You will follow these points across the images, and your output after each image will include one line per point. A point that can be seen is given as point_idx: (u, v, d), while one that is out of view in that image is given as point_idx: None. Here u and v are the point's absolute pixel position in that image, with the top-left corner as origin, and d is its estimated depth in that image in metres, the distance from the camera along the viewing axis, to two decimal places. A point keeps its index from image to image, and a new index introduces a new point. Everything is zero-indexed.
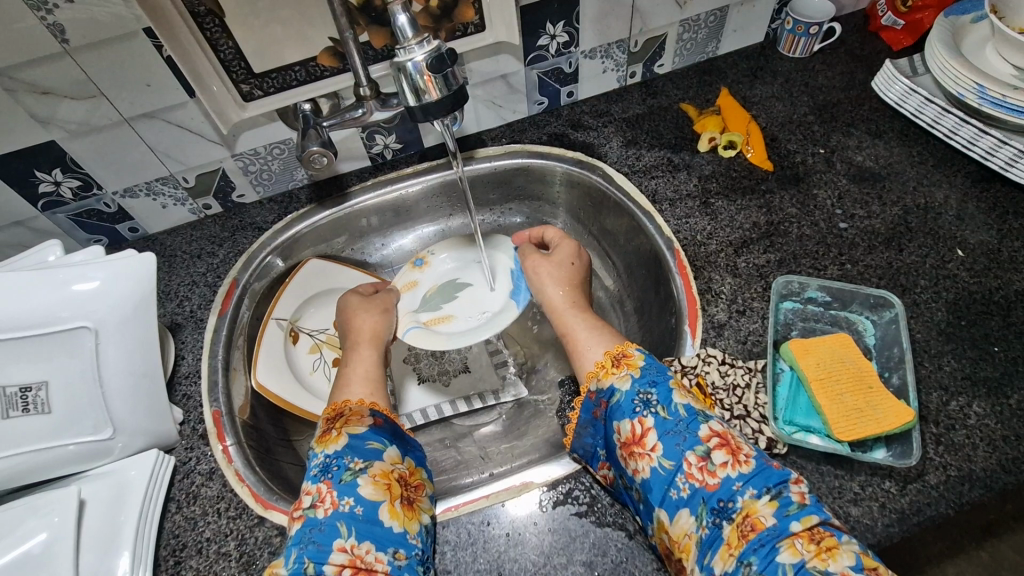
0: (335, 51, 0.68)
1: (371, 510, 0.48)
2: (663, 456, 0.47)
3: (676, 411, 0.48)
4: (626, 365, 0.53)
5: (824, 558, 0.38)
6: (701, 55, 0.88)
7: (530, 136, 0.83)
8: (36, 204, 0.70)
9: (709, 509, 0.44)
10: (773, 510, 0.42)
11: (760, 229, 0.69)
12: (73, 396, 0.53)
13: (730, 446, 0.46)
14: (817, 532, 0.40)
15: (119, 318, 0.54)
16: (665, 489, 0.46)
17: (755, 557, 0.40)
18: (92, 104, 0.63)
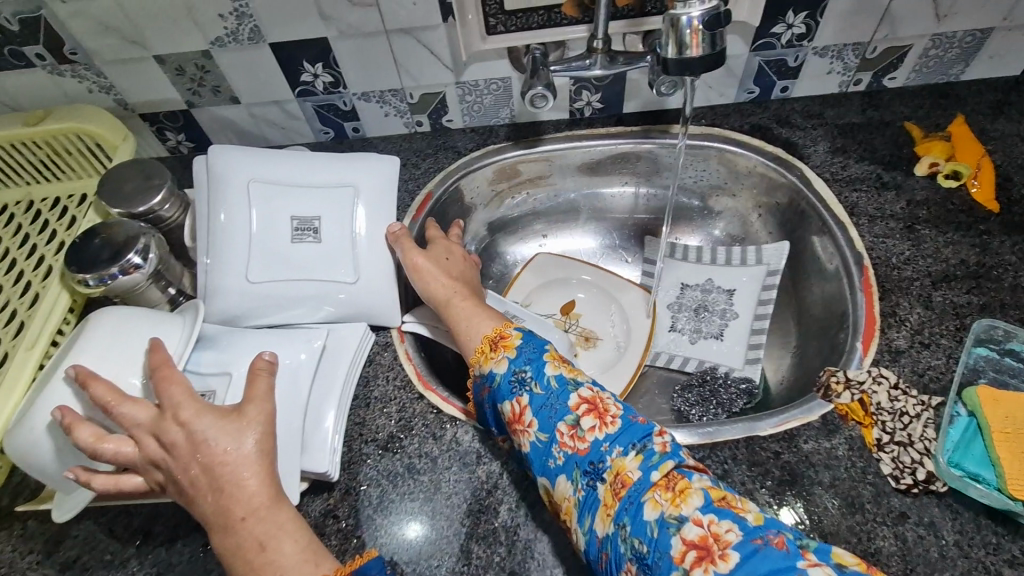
0: (580, 2, 0.72)
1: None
2: (538, 430, 0.51)
3: (547, 384, 0.52)
4: (502, 347, 0.56)
5: (678, 503, 0.44)
6: (942, 77, 0.82)
7: (732, 123, 0.82)
8: (294, 89, 0.82)
9: (582, 472, 0.48)
10: (638, 463, 0.46)
11: (967, 268, 0.65)
12: (337, 250, 0.65)
13: (597, 410, 0.50)
14: (672, 478, 0.46)
15: (376, 189, 0.67)
16: (545, 459, 0.50)
17: (627, 517, 0.45)
18: (366, 12, 0.73)
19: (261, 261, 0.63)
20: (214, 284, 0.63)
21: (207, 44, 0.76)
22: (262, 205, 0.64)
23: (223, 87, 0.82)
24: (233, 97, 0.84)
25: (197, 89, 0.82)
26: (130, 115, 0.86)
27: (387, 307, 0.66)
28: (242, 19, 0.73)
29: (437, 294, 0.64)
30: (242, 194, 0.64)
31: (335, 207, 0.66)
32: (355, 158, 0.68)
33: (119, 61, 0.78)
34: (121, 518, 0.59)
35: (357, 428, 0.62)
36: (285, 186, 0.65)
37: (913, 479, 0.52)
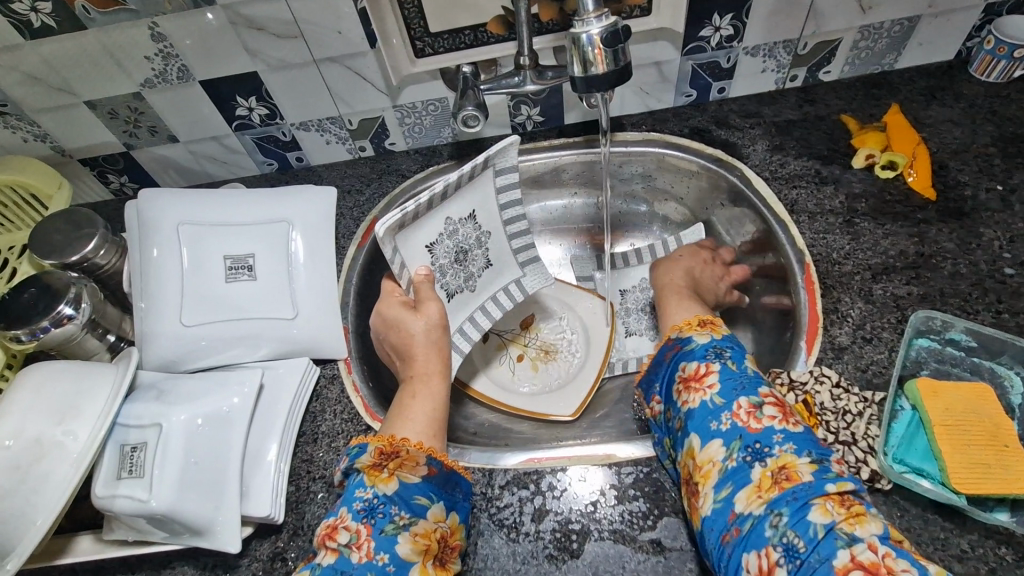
0: (505, 20, 0.71)
1: (404, 569, 0.49)
2: (715, 393, 0.52)
3: (744, 367, 0.54)
4: (710, 328, 0.59)
5: (852, 523, 0.41)
6: (875, 67, 0.82)
7: (671, 127, 0.83)
8: (231, 124, 0.82)
9: (743, 446, 0.48)
10: (812, 470, 0.45)
11: (906, 259, 0.65)
12: (274, 287, 0.64)
13: (783, 407, 0.50)
14: (848, 499, 0.43)
15: (310, 221, 0.67)
16: (707, 420, 0.51)
17: (787, 509, 0.44)
18: (293, 44, 0.72)
19: (197, 304, 0.62)
20: (149, 330, 0.61)
21: (137, 85, 0.76)
22: (192, 248, 0.63)
23: (159, 127, 0.81)
24: (171, 136, 0.83)
25: (133, 131, 0.82)
26: (69, 161, 0.85)
27: (330, 340, 0.65)
28: (169, 59, 0.73)
29: (664, 281, 0.74)
30: (173, 238, 0.63)
31: (270, 244, 0.65)
32: (289, 193, 0.68)
33: (50, 109, 0.77)
34: None
35: (303, 465, 0.60)
36: (217, 226, 0.64)
37: (858, 478, 0.51)
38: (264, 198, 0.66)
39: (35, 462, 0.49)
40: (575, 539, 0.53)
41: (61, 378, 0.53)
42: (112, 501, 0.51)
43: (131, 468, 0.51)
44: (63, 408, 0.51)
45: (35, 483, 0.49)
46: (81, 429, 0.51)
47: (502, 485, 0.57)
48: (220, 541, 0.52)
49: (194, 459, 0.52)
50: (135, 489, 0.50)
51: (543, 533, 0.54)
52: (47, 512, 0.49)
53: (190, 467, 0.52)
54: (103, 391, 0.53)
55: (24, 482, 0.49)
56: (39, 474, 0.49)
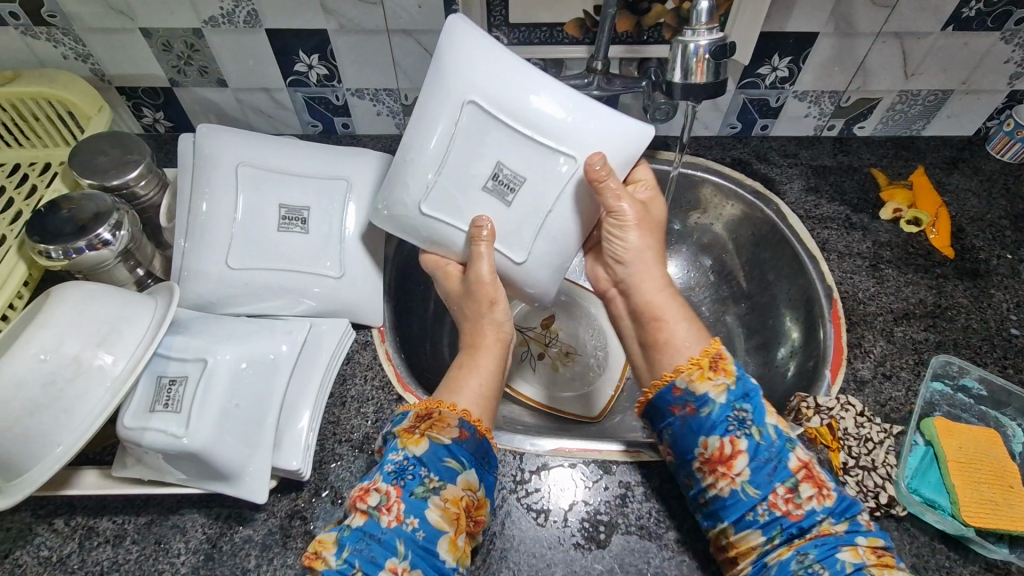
0: (583, 24, 0.73)
1: (433, 539, 0.48)
2: (748, 482, 0.49)
3: (769, 436, 0.50)
4: (721, 373, 0.52)
5: (882, 568, 0.45)
6: (904, 131, 0.88)
7: (714, 154, 0.86)
8: (287, 78, 0.81)
9: (785, 531, 0.48)
10: (845, 529, 0.48)
11: (925, 308, 0.69)
12: (323, 243, 0.63)
13: (815, 479, 0.49)
14: (879, 551, 0.47)
15: (367, 181, 0.65)
16: (743, 511, 0.49)
17: (814, 549, 0.47)
18: (370, 9, 0.72)
19: (242, 248, 0.61)
20: (195, 266, 0.60)
21: (199, 22, 0.74)
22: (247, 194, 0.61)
23: (211, 69, 0.80)
24: (221, 80, 0.81)
25: (183, 68, 0.80)
26: (107, 87, 0.82)
27: (370, 306, 0.64)
28: (241, 1, 0.72)
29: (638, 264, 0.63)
30: (230, 179, 0.61)
31: (324, 198, 0.64)
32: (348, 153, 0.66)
33: (102, 30, 0.74)
34: (64, 511, 0.54)
35: (330, 426, 0.59)
36: (273, 173, 0.63)
37: (876, 502, 0.54)
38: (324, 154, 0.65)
39: (70, 380, 0.47)
40: (602, 530, 0.54)
41: (103, 299, 0.51)
42: (141, 433, 0.49)
43: (166, 402, 0.50)
44: (104, 330, 0.49)
45: (64, 402, 0.47)
46: (121, 354, 0.49)
47: (531, 470, 0.58)
48: (246, 490, 0.50)
49: (236, 402, 0.51)
50: (169, 423, 0.49)
51: (572, 521, 0.55)
52: (73, 436, 0.47)
53: (230, 409, 0.51)
54: (144, 319, 0.52)
55: (54, 400, 0.46)
56: (71, 395, 0.47)
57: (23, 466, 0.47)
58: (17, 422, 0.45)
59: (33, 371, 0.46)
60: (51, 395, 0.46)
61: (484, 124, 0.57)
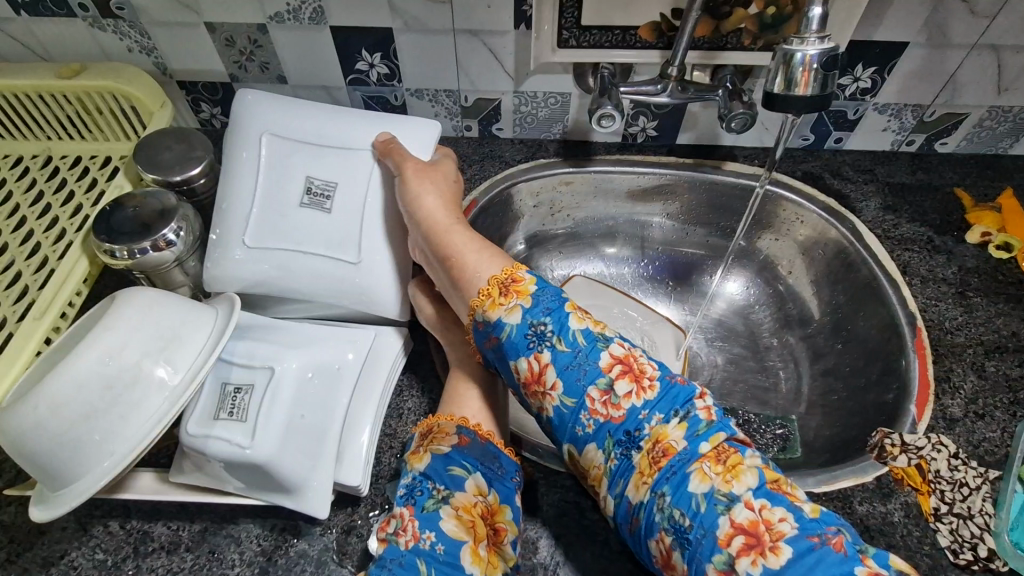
0: (657, 28, 0.70)
1: (455, 551, 0.45)
2: (563, 394, 0.48)
3: (573, 341, 0.49)
4: (514, 293, 0.52)
5: (730, 479, 0.43)
6: (990, 149, 0.83)
7: (783, 168, 0.82)
8: (346, 77, 0.79)
9: (616, 441, 0.47)
10: (683, 432, 0.45)
11: (1019, 341, 0.64)
12: (346, 218, 0.60)
13: (632, 373, 0.48)
14: (722, 451, 0.44)
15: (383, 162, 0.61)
16: (573, 426, 0.48)
17: (668, 487, 0.44)
18: (437, 8, 0.70)
19: (271, 191, 0.60)
20: (219, 275, 0.59)
21: (265, 18, 0.73)
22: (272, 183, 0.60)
23: (271, 65, 0.79)
24: (280, 76, 0.80)
25: (243, 63, 0.79)
26: (167, 81, 0.81)
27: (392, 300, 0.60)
28: None
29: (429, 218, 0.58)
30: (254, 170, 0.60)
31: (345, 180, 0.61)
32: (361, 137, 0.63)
33: (168, 24, 0.74)
34: (119, 514, 0.53)
35: (386, 440, 0.58)
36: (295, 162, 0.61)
37: (974, 554, 0.50)
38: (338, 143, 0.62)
39: (129, 386, 0.46)
40: None
41: (166, 303, 0.50)
42: (205, 442, 0.47)
43: (230, 411, 0.48)
44: (166, 336, 0.48)
45: (122, 408, 0.45)
46: (182, 361, 0.48)
47: (597, 496, 0.55)
48: (307, 505, 0.49)
49: (300, 413, 0.49)
50: (233, 433, 0.47)
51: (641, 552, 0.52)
52: (126, 446, 0.45)
53: (295, 420, 0.49)
54: (206, 326, 0.51)
55: (112, 405, 0.45)
56: (130, 400, 0.46)
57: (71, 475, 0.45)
58: (74, 426, 0.44)
59: (93, 374, 0.45)
60: (111, 400, 0.45)
61: (287, 148, 0.61)
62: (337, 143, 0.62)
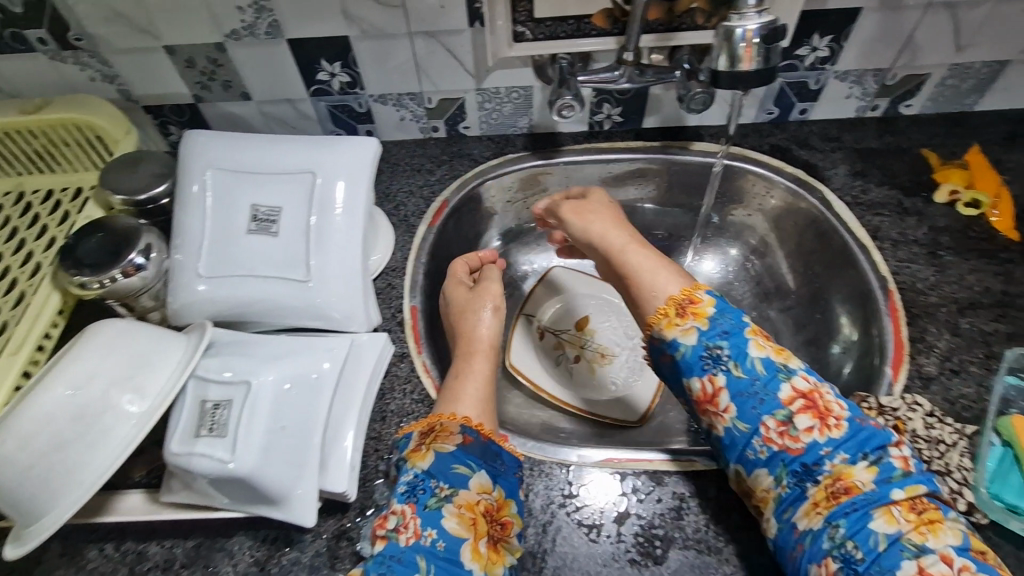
0: (611, 15, 0.70)
1: (455, 548, 0.47)
2: (737, 418, 0.51)
3: (750, 368, 0.52)
4: (693, 314, 0.55)
5: (923, 533, 0.44)
6: (956, 106, 0.83)
7: (750, 143, 0.83)
8: (309, 88, 0.80)
9: (790, 470, 0.48)
10: (873, 476, 0.46)
11: (992, 296, 0.65)
12: (293, 240, 0.58)
13: (815, 410, 0.49)
14: (919, 502, 0.45)
15: (326, 176, 0.59)
16: (743, 449, 0.51)
17: (845, 520, 0.45)
18: (392, 12, 0.71)
19: (218, 219, 0.58)
20: (179, 304, 0.59)
21: (222, 37, 0.73)
22: (218, 217, 0.58)
23: (234, 82, 0.79)
24: (244, 93, 0.81)
25: (206, 83, 0.79)
26: (133, 107, 0.82)
27: (354, 317, 0.60)
28: (262, 12, 0.71)
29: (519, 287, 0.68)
30: (199, 203, 0.59)
31: (288, 202, 0.58)
32: (297, 153, 0.60)
33: (127, 50, 0.74)
34: (113, 537, 0.54)
35: (372, 443, 0.58)
36: (235, 192, 0.58)
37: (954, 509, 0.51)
38: (274, 164, 0.59)
39: (98, 414, 0.46)
40: (659, 546, 0.52)
41: (134, 330, 0.50)
42: (188, 460, 0.48)
43: (211, 427, 0.49)
44: (137, 363, 0.49)
45: (91, 436, 0.46)
46: (152, 387, 0.49)
47: (580, 483, 0.55)
48: (294, 514, 0.49)
49: (280, 425, 0.50)
50: (215, 449, 0.48)
51: (628, 535, 0.52)
52: (97, 473, 0.46)
53: (275, 432, 0.49)
54: (176, 351, 0.51)
55: (81, 433, 0.46)
56: (99, 428, 0.46)
57: (41, 510, 0.46)
58: (43, 456, 0.45)
59: (60, 405, 0.45)
60: (81, 429, 0.46)
61: (228, 176, 0.58)
62: (275, 163, 0.59)
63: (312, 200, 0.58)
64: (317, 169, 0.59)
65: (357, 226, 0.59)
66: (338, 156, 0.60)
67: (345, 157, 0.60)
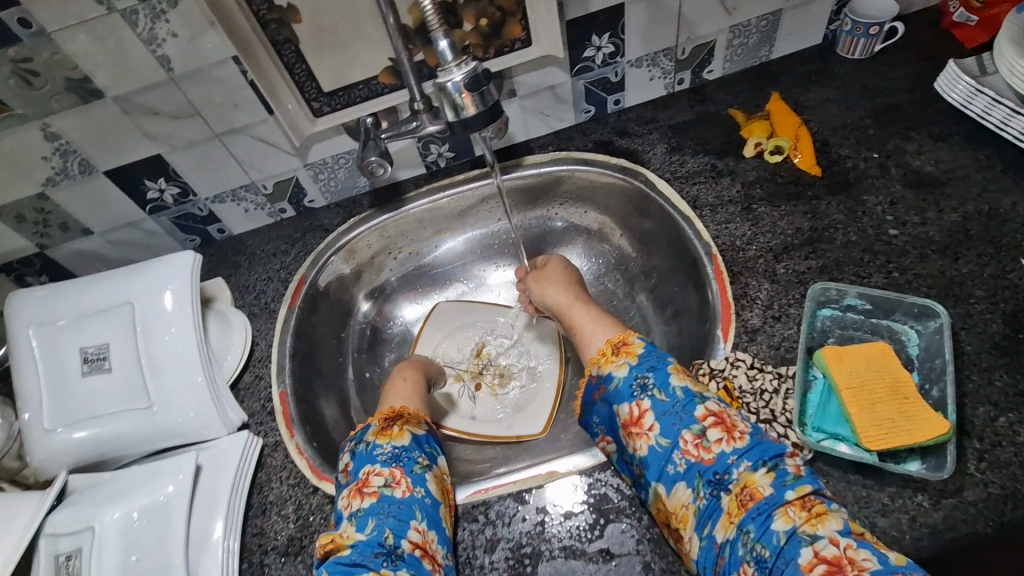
0: (395, 70, 0.74)
1: (436, 506, 0.54)
2: (659, 435, 0.51)
3: (673, 393, 0.53)
4: (625, 353, 0.58)
5: (814, 523, 0.43)
6: (754, 60, 0.87)
7: (576, 144, 0.86)
8: (145, 207, 0.82)
9: (705, 481, 0.49)
10: (771, 480, 0.47)
11: (803, 235, 0.69)
12: (129, 371, 0.61)
13: (724, 424, 0.50)
14: (809, 500, 0.45)
15: (145, 298, 0.63)
16: (663, 465, 0.50)
17: (753, 524, 0.45)
18: (191, 122, 0.73)
19: (53, 372, 0.61)
20: (36, 461, 0.59)
21: (39, 186, 0.75)
22: (52, 370, 0.61)
23: (70, 222, 0.81)
24: (85, 229, 0.82)
25: (44, 230, 0.81)
26: None
27: (206, 421, 0.61)
28: (68, 155, 0.73)
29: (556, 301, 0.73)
30: (31, 363, 0.61)
31: (116, 334, 0.62)
32: (115, 284, 0.64)
33: None
34: None
35: (256, 539, 0.59)
36: (64, 342, 0.61)
37: None
38: (96, 303, 0.63)
39: None
40: (529, 562, 0.54)
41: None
42: None
43: None
44: None
45: None
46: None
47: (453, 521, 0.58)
48: None
49: (134, 556, 0.51)
50: None
51: (500, 559, 0.55)
52: None
53: (130, 564, 0.51)
54: (24, 514, 0.53)
55: None
56: None
57: None
58: None
59: None
60: None
61: (53, 329, 0.62)
62: (97, 303, 0.63)
63: (137, 323, 0.62)
64: (136, 295, 0.63)
65: (184, 333, 0.62)
66: (153, 275, 0.63)
67: (161, 274, 0.64)
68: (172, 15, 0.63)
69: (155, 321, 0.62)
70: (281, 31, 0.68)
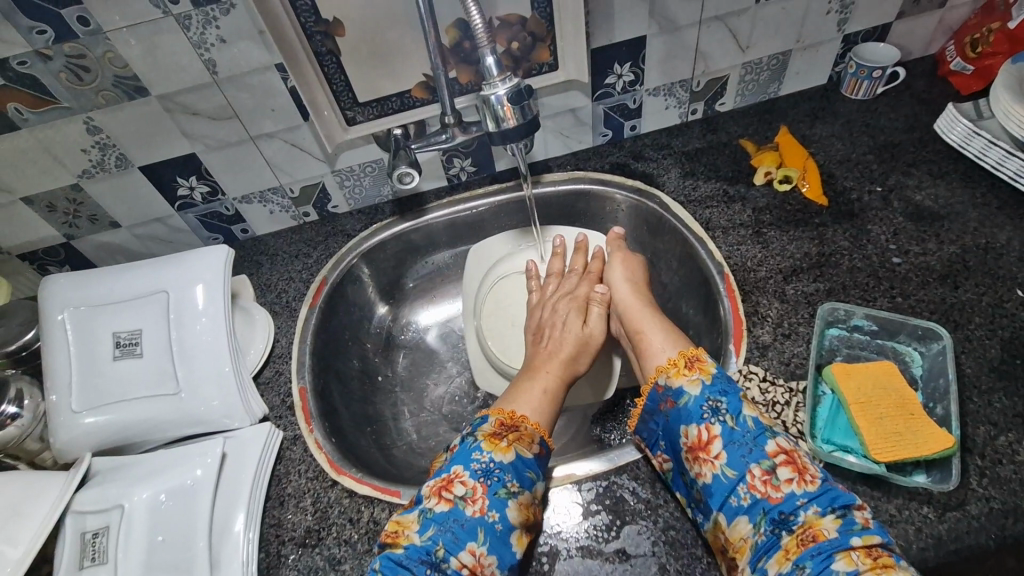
0: (427, 85, 0.78)
1: (509, 532, 0.53)
2: (726, 465, 0.53)
3: (744, 423, 0.54)
4: (697, 369, 0.59)
5: (879, 572, 0.44)
6: (763, 95, 0.92)
7: (593, 165, 0.90)
8: (174, 204, 0.84)
9: (768, 519, 0.50)
10: (837, 526, 0.48)
11: (811, 259, 0.72)
12: (158, 357, 0.62)
13: (795, 464, 0.51)
14: (875, 550, 0.46)
15: (179, 287, 0.65)
16: (726, 495, 0.52)
17: (810, 563, 0.47)
18: (228, 124, 0.76)
19: (83, 355, 0.62)
20: (61, 442, 0.59)
21: (75, 177, 0.77)
22: (82, 353, 0.62)
23: (100, 215, 0.83)
24: (113, 222, 0.84)
25: (73, 221, 0.82)
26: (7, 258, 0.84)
27: (230, 409, 0.63)
28: (106, 149, 0.75)
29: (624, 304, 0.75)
30: (60, 345, 0.62)
31: (148, 320, 0.63)
32: (151, 274, 0.66)
33: None
34: None
35: (273, 530, 0.59)
36: (96, 326, 0.63)
37: None
38: (129, 291, 0.65)
39: None
40: (547, 561, 0.55)
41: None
42: None
43: (93, 556, 0.51)
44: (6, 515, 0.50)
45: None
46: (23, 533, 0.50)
47: None
48: None
49: (161, 536, 0.52)
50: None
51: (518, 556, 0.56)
52: None
53: (156, 544, 0.52)
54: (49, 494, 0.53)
55: None
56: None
57: None
58: None
59: None
60: None
61: (86, 314, 0.63)
62: (130, 290, 0.65)
63: (170, 311, 0.64)
64: (170, 283, 0.65)
65: (216, 321, 0.64)
66: (188, 265, 0.66)
67: (195, 265, 0.66)
68: (223, 21, 0.66)
69: (190, 309, 0.64)
70: (324, 42, 0.71)
